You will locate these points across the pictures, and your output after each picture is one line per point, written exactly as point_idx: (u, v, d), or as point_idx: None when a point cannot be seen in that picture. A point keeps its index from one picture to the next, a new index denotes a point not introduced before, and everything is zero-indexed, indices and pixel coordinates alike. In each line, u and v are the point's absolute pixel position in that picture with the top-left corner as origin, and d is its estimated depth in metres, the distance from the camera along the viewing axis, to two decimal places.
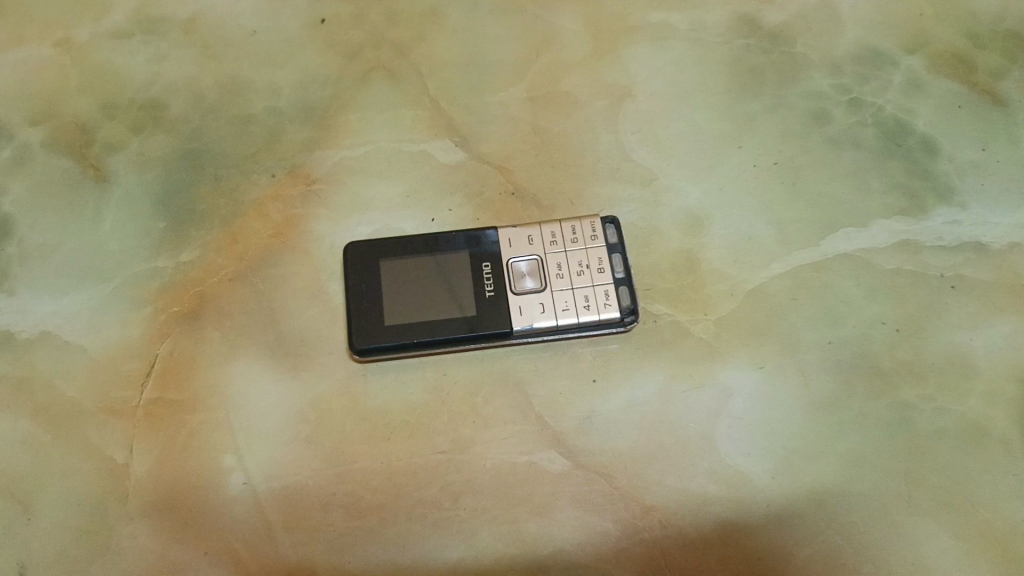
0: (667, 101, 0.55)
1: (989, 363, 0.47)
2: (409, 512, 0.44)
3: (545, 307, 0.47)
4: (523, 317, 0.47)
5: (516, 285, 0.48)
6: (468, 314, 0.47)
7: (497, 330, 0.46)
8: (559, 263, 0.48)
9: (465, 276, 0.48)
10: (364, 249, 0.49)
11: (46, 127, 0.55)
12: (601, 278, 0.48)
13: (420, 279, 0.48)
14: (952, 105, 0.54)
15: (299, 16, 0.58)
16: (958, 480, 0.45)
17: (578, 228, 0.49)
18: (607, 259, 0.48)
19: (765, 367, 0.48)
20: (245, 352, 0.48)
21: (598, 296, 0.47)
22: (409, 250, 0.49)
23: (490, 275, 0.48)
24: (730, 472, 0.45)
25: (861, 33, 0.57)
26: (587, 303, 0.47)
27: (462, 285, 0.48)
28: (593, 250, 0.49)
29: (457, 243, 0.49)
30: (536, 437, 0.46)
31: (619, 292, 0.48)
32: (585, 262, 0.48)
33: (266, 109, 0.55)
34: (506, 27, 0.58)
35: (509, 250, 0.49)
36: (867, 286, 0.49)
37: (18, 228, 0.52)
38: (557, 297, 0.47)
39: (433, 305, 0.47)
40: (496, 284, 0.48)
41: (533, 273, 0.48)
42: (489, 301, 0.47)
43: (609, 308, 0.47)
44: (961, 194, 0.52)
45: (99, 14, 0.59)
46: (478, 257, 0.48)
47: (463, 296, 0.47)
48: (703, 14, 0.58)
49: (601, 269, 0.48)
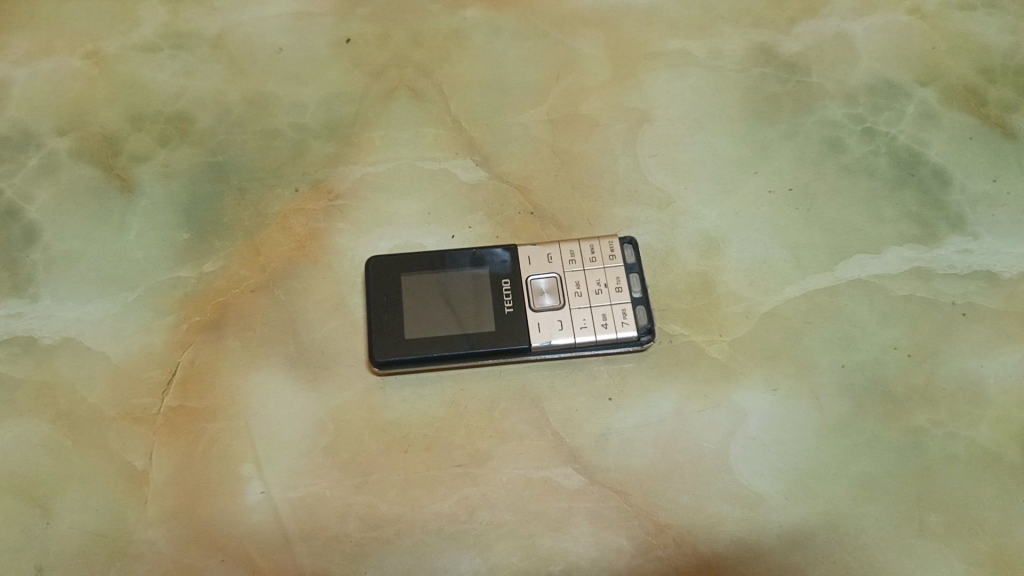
0: (684, 126, 0.56)
1: (999, 391, 0.48)
2: (424, 524, 0.45)
3: (563, 324, 0.48)
4: (542, 333, 0.47)
5: (535, 301, 0.48)
6: (487, 329, 0.47)
7: (515, 346, 0.47)
8: (578, 282, 0.49)
9: (485, 291, 0.49)
10: (385, 263, 0.49)
11: (74, 136, 0.56)
12: (619, 297, 0.49)
13: (439, 295, 0.48)
14: (964, 137, 0.55)
15: (325, 35, 0.59)
16: (968, 506, 0.46)
17: (597, 248, 0.50)
18: (625, 278, 0.49)
19: (779, 390, 0.48)
20: (266, 362, 0.49)
21: (616, 314, 0.48)
22: (429, 265, 0.49)
23: (509, 292, 0.49)
24: (743, 492, 0.46)
25: (875, 65, 0.58)
26: (605, 322, 0.48)
27: (482, 301, 0.48)
28: (611, 269, 0.49)
29: (474, 260, 0.50)
30: (552, 453, 0.46)
31: (636, 311, 0.48)
32: (603, 281, 0.49)
33: (291, 124, 0.56)
34: (528, 50, 0.59)
35: (528, 267, 0.49)
36: (879, 312, 0.50)
37: (43, 234, 0.53)
38: (575, 315, 0.48)
39: (453, 320, 0.47)
40: (515, 300, 0.48)
41: (552, 291, 0.49)
42: (508, 317, 0.48)
43: (627, 326, 0.48)
44: (972, 223, 0.53)
45: (129, 28, 0.60)
46: (498, 273, 0.49)
47: (482, 311, 0.48)
48: (720, 43, 0.59)
49: (619, 288, 0.49)
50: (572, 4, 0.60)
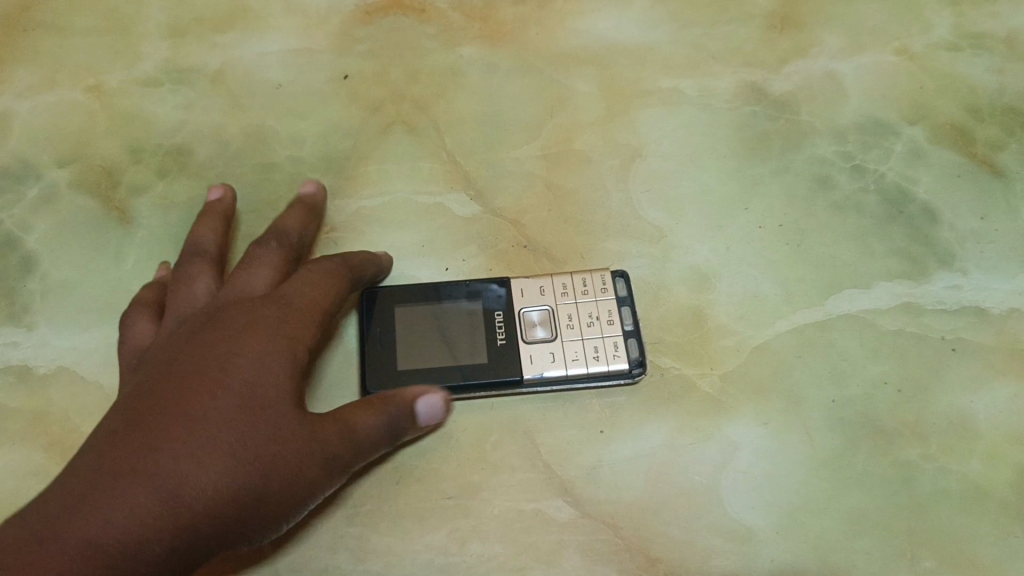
0: (676, 162, 0.57)
1: (990, 425, 0.48)
2: (414, 556, 0.45)
3: (555, 356, 0.48)
4: (534, 365, 0.48)
5: (527, 334, 0.49)
6: (480, 361, 0.48)
7: (508, 378, 0.48)
8: (570, 314, 0.50)
9: (478, 324, 0.49)
10: (378, 295, 0.50)
11: (74, 168, 0.57)
12: (611, 329, 0.49)
13: (431, 327, 0.49)
14: (952, 175, 0.56)
15: (324, 71, 0.60)
16: (958, 541, 0.46)
17: (589, 281, 0.51)
18: (616, 311, 0.50)
19: (770, 424, 0.48)
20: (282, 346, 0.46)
21: (608, 347, 0.49)
22: (421, 296, 0.50)
23: (502, 324, 0.49)
24: (735, 526, 0.46)
25: (865, 103, 0.59)
26: (597, 354, 0.49)
27: (475, 333, 0.49)
28: (604, 302, 0.50)
29: (465, 292, 0.50)
30: (543, 485, 0.47)
31: (628, 344, 0.49)
32: (595, 313, 0.50)
33: (289, 157, 0.57)
34: (522, 87, 0.60)
35: (521, 300, 0.50)
36: (869, 346, 0.50)
37: (41, 265, 0.54)
38: (567, 347, 0.49)
39: (445, 351, 0.48)
40: (508, 332, 0.49)
41: (544, 323, 0.49)
42: (501, 349, 0.48)
43: (618, 358, 0.49)
44: (961, 260, 0.53)
45: (131, 63, 0.61)
46: (490, 304, 0.50)
47: (475, 343, 0.49)
48: (713, 81, 0.60)
49: (611, 321, 0.50)
50: (565, 42, 0.61)
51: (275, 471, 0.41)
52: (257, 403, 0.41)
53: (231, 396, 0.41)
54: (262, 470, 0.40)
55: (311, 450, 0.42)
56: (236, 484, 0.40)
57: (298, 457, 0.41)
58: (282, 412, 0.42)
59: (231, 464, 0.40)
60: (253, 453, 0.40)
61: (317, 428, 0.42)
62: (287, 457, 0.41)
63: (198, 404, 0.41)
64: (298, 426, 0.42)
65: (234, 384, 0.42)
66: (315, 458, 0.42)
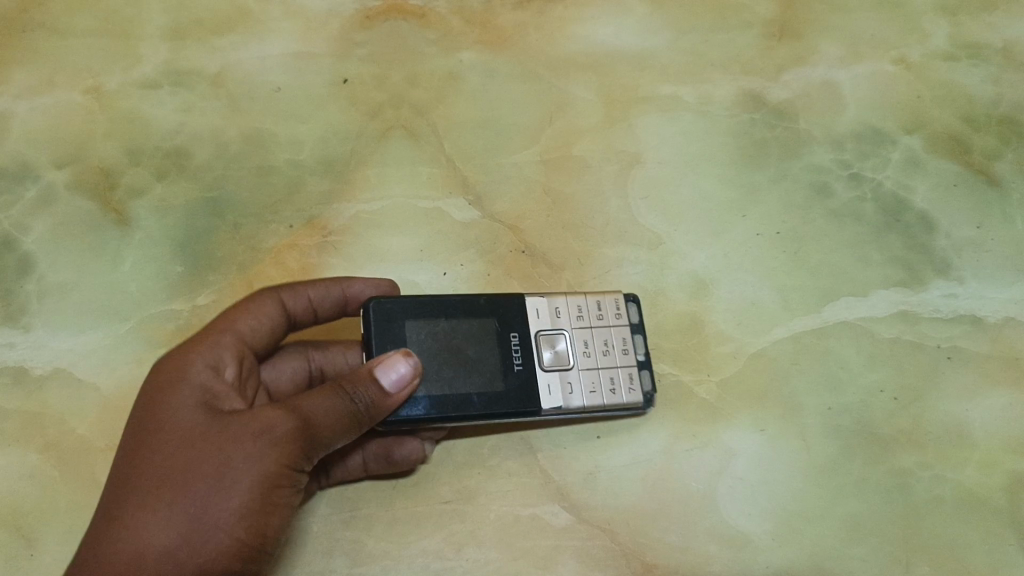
0: (675, 168, 0.57)
1: (986, 435, 0.48)
2: (410, 561, 0.45)
3: (573, 388, 0.47)
4: (552, 396, 0.46)
5: (544, 359, 0.47)
6: (497, 390, 0.45)
7: (526, 411, 0.45)
8: (585, 340, 0.48)
9: (493, 347, 0.46)
10: (388, 308, 0.45)
11: (72, 169, 0.57)
12: (626, 360, 0.48)
13: (447, 349, 0.45)
14: (949, 184, 0.56)
15: (323, 74, 0.60)
16: (953, 550, 0.46)
17: (604, 305, 0.49)
18: (630, 339, 0.49)
19: (767, 430, 0.49)
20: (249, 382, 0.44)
21: (623, 379, 0.48)
22: (435, 312, 0.46)
23: (518, 348, 0.47)
24: (731, 532, 0.46)
25: (862, 111, 0.59)
26: (613, 386, 0.47)
27: (492, 358, 0.46)
28: (619, 328, 0.49)
29: (481, 311, 0.47)
30: (540, 490, 0.47)
31: (641, 376, 0.48)
32: (609, 342, 0.49)
33: (288, 160, 0.57)
34: (520, 93, 0.59)
35: (537, 322, 0.48)
36: (866, 354, 0.50)
37: (37, 265, 0.54)
38: (583, 376, 0.47)
39: (463, 377, 0.45)
40: (524, 357, 0.47)
41: (561, 349, 0.48)
42: (517, 377, 0.46)
43: (633, 392, 0.47)
44: (957, 269, 0.53)
45: (131, 65, 0.60)
46: (504, 328, 0.47)
47: (491, 370, 0.46)
48: (711, 89, 0.59)
49: (625, 351, 0.49)
50: (565, 48, 0.61)
51: (216, 471, 0.36)
52: (175, 434, 0.38)
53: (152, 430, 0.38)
54: (197, 488, 0.36)
55: (252, 442, 0.37)
56: (176, 515, 0.36)
57: (240, 455, 0.37)
58: (208, 427, 0.38)
59: (165, 499, 0.36)
60: (183, 477, 0.36)
61: (255, 418, 0.38)
62: (223, 453, 0.37)
63: (124, 455, 0.38)
64: (232, 427, 0.38)
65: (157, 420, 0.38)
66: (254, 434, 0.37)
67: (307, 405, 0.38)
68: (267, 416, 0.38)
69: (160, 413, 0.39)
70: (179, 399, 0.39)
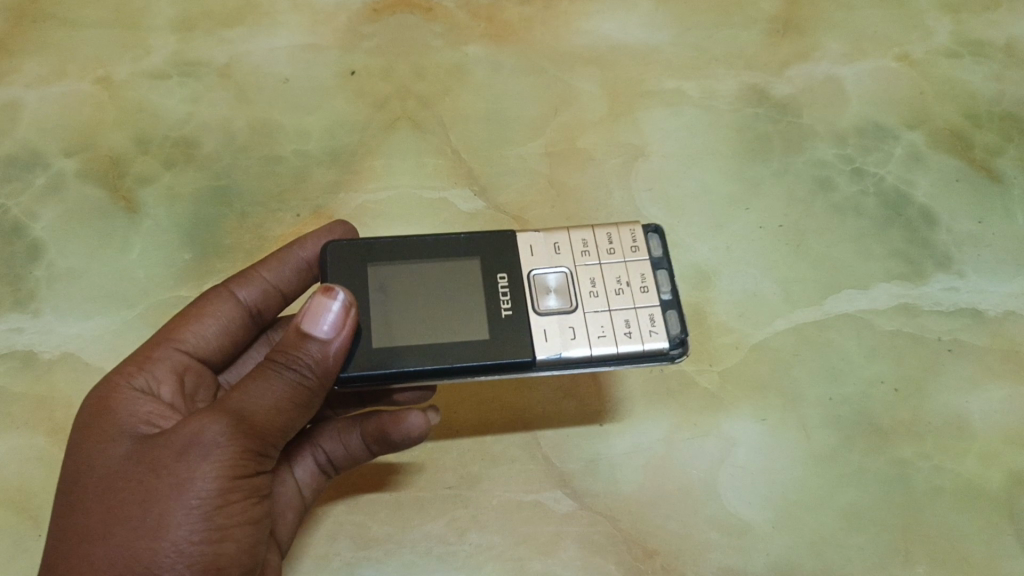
0: (678, 162, 0.57)
1: (985, 426, 0.49)
2: (414, 545, 0.46)
3: (576, 332, 0.38)
4: (549, 344, 0.38)
5: (541, 301, 0.39)
6: (479, 339, 0.38)
7: (518, 360, 0.37)
8: (593, 279, 0.40)
9: (477, 289, 0.39)
10: (345, 253, 0.39)
11: (82, 157, 0.57)
12: (646, 299, 0.39)
13: (414, 293, 0.39)
14: (950, 179, 0.56)
15: (330, 66, 0.60)
16: (952, 540, 0.46)
17: (617, 237, 0.41)
18: (651, 276, 0.40)
19: (768, 420, 0.49)
20: (201, 391, 0.43)
21: (643, 321, 0.38)
22: (400, 252, 0.39)
23: (507, 290, 0.39)
24: (732, 520, 0.46)
25: (865, 107, 0.59)
26: (629, 330, 0.38)
27: (475, 300, 0.39)
28: (635, 264, 0.40)
29: (460, 248, 0.40)
30: (543, 476, 0.48)
31: (667, 318, 0.39)
32: (624, 279, 0.40)
33: (294, 151, 0.57)
34: (526, 87, 0.60)
35: (530, 261, 0.40)
36: (867, 347, 0.51)
37: (46, 252, 0.54)
38: (591, 321, 0.39)
39: (435, 324, 0.38)
40: (514, 301, 0.39)
41: (561, 290, 0.39)
42: (505, 323, 0.38)
43: (657, 336, 0.38)
44: (958, 262, 0.54)
45: (139, 55, 0.61)
46: (492, 263, 0.40)
47: (474, 315, 0.38)
48: (715, 83, 0.60)
49: (645, 288, 0.39)
50: (570, 43, 0.61)
51: (148, 493, 0.33)
52: (105, 474, 0.35)
53: (92, 456, 0.36)
54: (128, 526, 0.33)
55: (184, 460, 0.34)
56: (111, 546, 0.33)
57: (173, 477, 0.33)
58: (138, 457, 0.35)
59: (94, 549, 0.33)
60: (114, 520, 0.33)
61: (185, 430, 0.34)
62: (153, 474, 0.34)
63: (66, 481, 0.36)
64: (163, 448, 0.34)
65: (97, 446, 0.36)
66: (183, 445, 0.34)
67: (241, 400, 0.34)
68: (195, 426, 0.34)
69: (102, 437, 0.36)
70: (111, 432, 0.37)
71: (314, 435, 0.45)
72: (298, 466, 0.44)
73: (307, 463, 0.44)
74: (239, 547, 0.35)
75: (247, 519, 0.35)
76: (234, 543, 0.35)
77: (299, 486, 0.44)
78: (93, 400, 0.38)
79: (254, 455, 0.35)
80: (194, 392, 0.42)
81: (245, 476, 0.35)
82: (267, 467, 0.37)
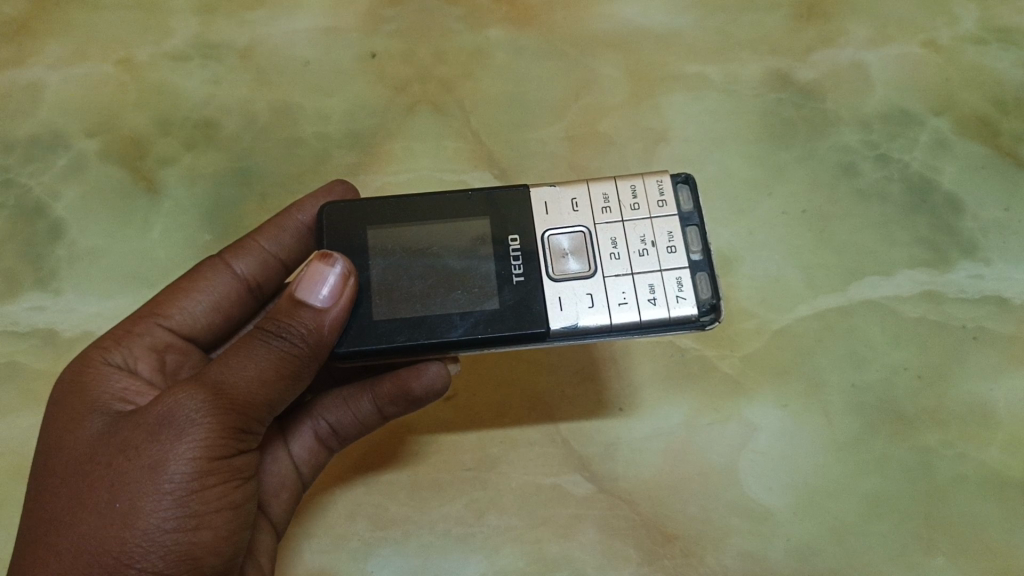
0: (700, 147, 0.57)
1: (1009, 415, 0.48)
2: (431, 526, 0.47)
3: (594, 299, 0.37)
4: (565, 313, 0.37)
5: (557, 266, 0.38)
6: (489, 307, 0.37)
7: (530, 331, 0.37)
8: (614, 240, 0.39)
9: (486, 251, 0.39)
10: (345, 216, 0.39)
11: (102, 138, 0.57)
12: (673, 261, 0.38)
13: (420, 256, 0.38)
14: (976, 166, 0.55)
15: (351, 49, 0.60)
16: (974, 528, 0.46)
17: (642, 191, 0.39)
18: (679, 234, 0.38)
19: (790, 406, 0.49)
20: (184, 368, 0.43)
21: (669, 286, 0.37)
22: (400, 214, 0.39)
23: (518, 251, 0.38)
24: (753, 505, 0.46)
25: (891, 93, 0.58)
26: (654, 297, 0.37)
27: (483, 262, 0.38)
28: (662, 220, 0.39)
29: (467, 207, 0.39)
30: (561, 460, 0.48)
31: (696, 281, 0.37)
32: (649, 238, 0.38)
33: (314, 133, 0.57)
34: (547, 71, 0.59)
35: (546, 221, 0.39)
36: (890, 333, 0.50)
37: (69, 232, 0.55)
38: (611, 286, 0.38)
39: (442, 289, 0.38)
40: (527, 265, 0.38)
41: (578, 253, 0.38)
42: (517, 289, 0.38)
43: (684, 303, 0.37)
44: (984, 250, 0.53)
45: (159, 36, 0.60)
46: (501, 223, 0.39)
47: (484, 281, 0.38)
48: (738, 68, 0.59)
49: (672, 249, 0.38)
50: (591, 26, 0.60)
51: (116, 474, 0.33)
52: (77, 454, 0.34)
53: (66, 435, 0.36)
54: (96, 511, 0.32)
55: (157, 441, 0.33)
56: (78, 528, 0.32)
57: (145, 458, 0.33)
58: (113, 437, 0.34)
59: (64, 531, 0.33)
60: (83, 504, 0.33)
61: (159, 408, 0.33)
62: (122, 455, 0.33)
63: (40, 462, 0.36)
64: (137, 426, 0.34)
65: (71, 425, 0.36)
66: (153, 424, 0.33)
67: (221, 376, 0.34)
68: (171, 403, 0.33)
69: (76, 417, 0.36)
70: (89, 411, 0.36)
71: (313, 407, 0.45)
72: (296, 442, 0.45)
73: (306, 438, 0.45)
74: (217, 533, 0.34)
75: (225, 504, 0.34)
76: (212, 530, 0.34)
77: (296, 462, 0.44)
78: (72, 379, 0.38)
79: (236, 434, 0.34)
80: (176, 369, 0.42)
81: (222, 457, 0.34)
82: (251, 447, 0.36)
